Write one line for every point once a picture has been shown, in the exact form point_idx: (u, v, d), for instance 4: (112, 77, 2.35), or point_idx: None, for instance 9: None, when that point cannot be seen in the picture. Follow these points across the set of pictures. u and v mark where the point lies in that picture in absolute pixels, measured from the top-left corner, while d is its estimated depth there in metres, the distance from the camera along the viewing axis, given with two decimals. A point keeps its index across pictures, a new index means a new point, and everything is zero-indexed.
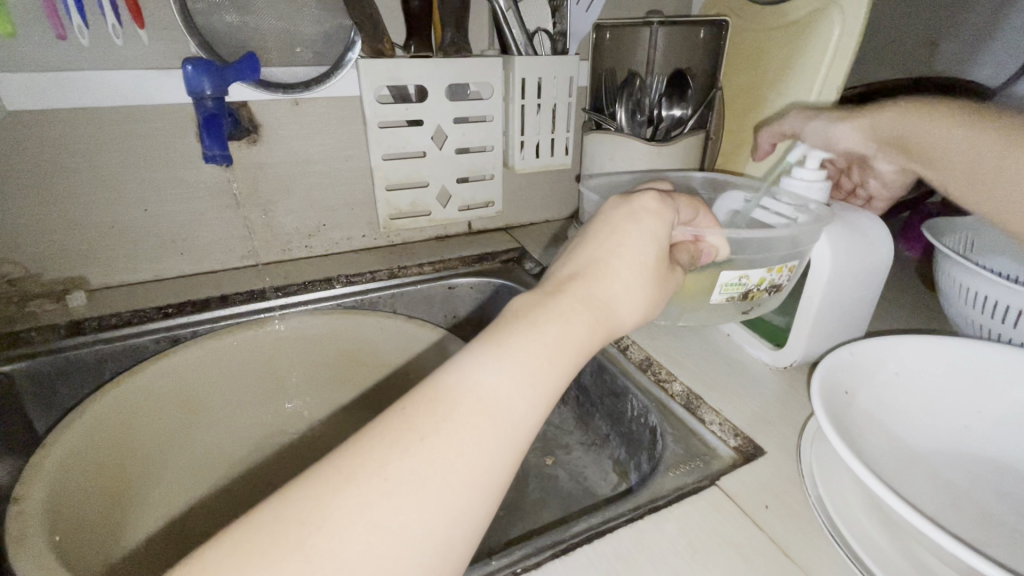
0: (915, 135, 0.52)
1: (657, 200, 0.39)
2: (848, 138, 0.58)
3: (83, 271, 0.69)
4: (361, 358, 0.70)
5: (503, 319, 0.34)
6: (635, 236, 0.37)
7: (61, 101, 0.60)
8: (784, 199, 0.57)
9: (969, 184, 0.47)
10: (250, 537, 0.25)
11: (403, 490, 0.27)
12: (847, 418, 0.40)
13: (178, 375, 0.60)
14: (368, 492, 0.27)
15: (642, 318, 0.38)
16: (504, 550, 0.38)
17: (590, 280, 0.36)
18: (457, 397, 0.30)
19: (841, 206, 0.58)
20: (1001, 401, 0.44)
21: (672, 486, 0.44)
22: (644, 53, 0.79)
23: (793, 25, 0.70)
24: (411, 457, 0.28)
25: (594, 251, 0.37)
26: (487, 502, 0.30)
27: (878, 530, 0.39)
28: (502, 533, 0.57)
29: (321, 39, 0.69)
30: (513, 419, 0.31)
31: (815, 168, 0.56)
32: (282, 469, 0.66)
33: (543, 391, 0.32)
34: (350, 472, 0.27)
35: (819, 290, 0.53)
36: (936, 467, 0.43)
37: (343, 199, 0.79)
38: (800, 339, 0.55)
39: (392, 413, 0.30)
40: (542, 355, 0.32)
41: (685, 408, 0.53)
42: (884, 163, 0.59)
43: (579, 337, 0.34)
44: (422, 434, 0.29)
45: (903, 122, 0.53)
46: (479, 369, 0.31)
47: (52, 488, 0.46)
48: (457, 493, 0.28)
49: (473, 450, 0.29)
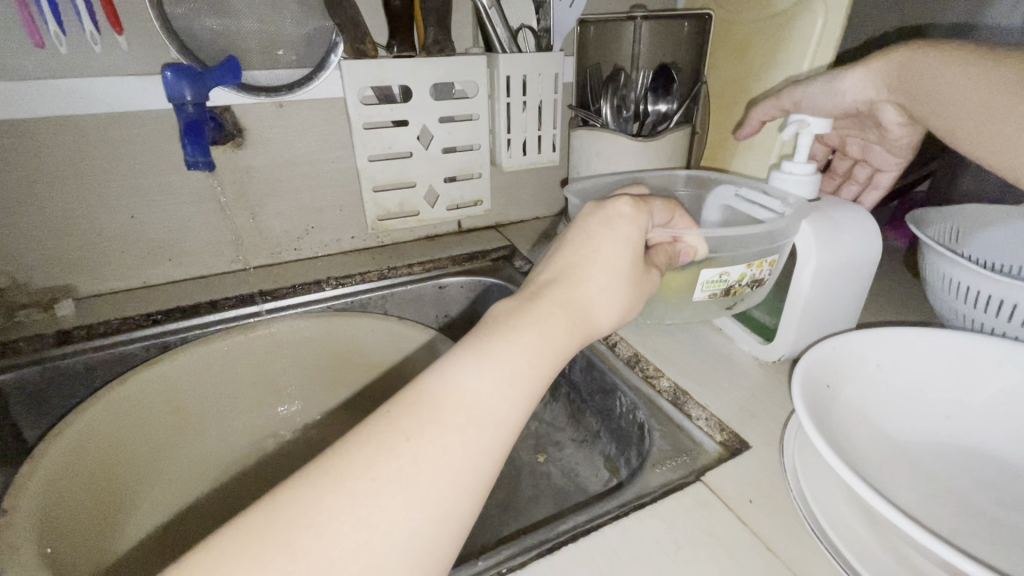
0: (925, 78, 0.50)
1: (630, 205, 0.39)
2: (856, 87, 0.56)
3: (70, 280, 0.69)
4: (351, 359, 0.70)
5: (483, 324, 0.35)
6: (610, 241, 0.38)
7: (40, 110, 0.60)
8: (772, 193, 0.58)
9: (976, 132, 0.46)
10: (238, 539, 0.25)
11: (391, 489, 0.28)
12: (830, 412, 0.40)
13: (168, 381, 0.60)
14: (355, 493, 0.27)
15: (620, 320, 0.39)
16: (491, 550, 0.39)
17: (567, 285, 0.36)
18: (440, 400, 0.31)
19: (828, 200, 0.58)
20: (985, 391, 0.44)
21: (659, 482, 0.44)
22: (629, 46, 0.76)
23: (776, 17, 0.69)
24: (396, 458, 0.28)
25: (570, 257, 0.37)
26: (472, 501, 0.30)
27: (862, 524, 0.39)
28: (495, 531, 0.57)
29: (304, 40, 0.68)
30: (497, 421, 0.31)
31: (804, 161, 0.56)
32: (276, 471, 0.66)
33: (526, 392, 0.32)
34: (338, 472, 0.28)
35: (807, 281, 0.53)
36: (919, 459, 0.43)
37: (331, 201, 0.78)
38: (789, 334, 0.55)
39: (378, 414, 0.30)
40: (522, 357, 0.33)
41: (672, 404, 0.53)
42: (891, 114, 0.57)
43: (558, 340, 0.34)
44: (407, 434, 0.29)
45: (915, 70, 0.51)
46: (461, 372, 0.32)
47: (42, 499, 0.46)
48: (443, 490, 0.29)
49: (457, 449, 0.29)
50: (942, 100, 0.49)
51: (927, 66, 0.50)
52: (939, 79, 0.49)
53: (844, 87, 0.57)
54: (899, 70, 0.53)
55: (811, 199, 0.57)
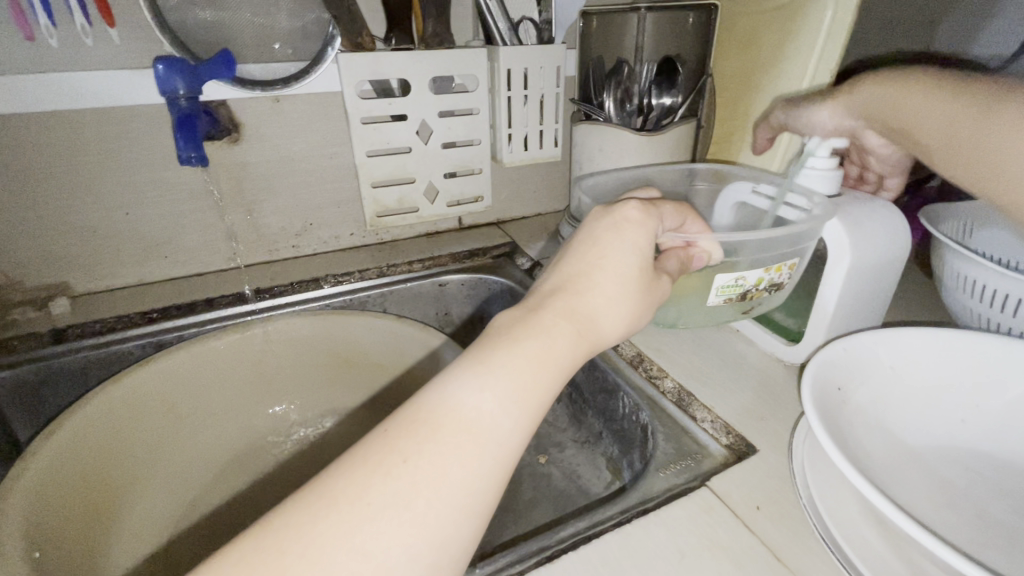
0: (900, 110, 0.47)
1: (639, 209, 0.38)
2: (831, 118, 0.56)
3: (64, 278, 0.68)
4: (349, 359, 0.69)
5: (486, 335, 0.33)
6: (618, 248, 0.36)
7: (31, 104, 0.58)
8: (798, 189, 0.55)
9: (950, 154, 0.42)
10: (228, 568, 0.24)
11: (387, 515, 0.26)
12: (841, 419, 0.39)
13: (163, 383, 0.59)
14: (350, 518, 0.26)
15: (628, 331, 0.37)
16: (488, 557, 0.37)
17: (572, 294, 0.35)
18: (439, 417, 0.29)
19: (852, 194, 0.56)
20: (1003, 394, 0.42)
21: (664, 487, 0.43)
22: (632, 39, 0.78)
23: (779, 11, 0.67)
24: (393, 480, 0.27)
25: (576, 264, 0.36)
26: (474, 524, 0.28)
27: (874, 534, 0.37)
28: (495, 534, 0.56)
29: (300, 33, 0.67)
30: (499, 438, 0.29)
31: (826, 155, 0.54)
32: (273, 472, 0.65)
33: (529, 407, 0.31)
34: (333, 497, 0.26)
35: (838, 282, 0.51)
36: (932, 465, 0.41)
37: (329, 197, 0.77)
38: (817, 335, 0.54)
39: (375, 433, 0.29)
40: (525, 370, 0.31)
41: (677, 406, 0.51)
42: (873, 139, 0.55)
43: (563, 353, 0.33)
44: (404, 455, 0.28)
45: (887, 101, 0.48)
46: (461, 388, 0.30)
47: (31, 502, 0.45)
48: (442, 514, 0.27)
49: (457, 469, 0.28)
50: (916, 128, 0.45)
51: (900, 96, 0.47)
52: (914, 108, 0.45)
53: (820, 118, 0.57)
54: (874, 101, 0.50)
55: (833, 195, 0.55)
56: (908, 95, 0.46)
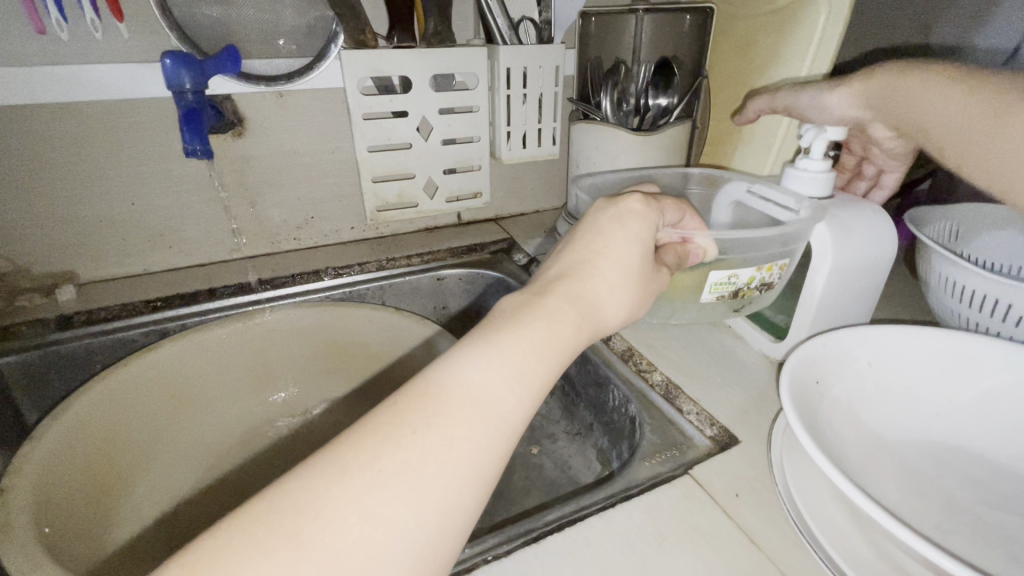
0: (912, 104, 0.49)
1: (641, 201, 0.40)
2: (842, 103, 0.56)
3: (71, 266, 0.69)
4: (349, 350, 0.71)
5: (491, 318, 0.35)
6: (620, 237, 0.38)
7: (42, 96, 0.60)
8: (786, 190, 0.57)
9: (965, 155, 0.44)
10: (241, 527, 0.26)
11: (396, 482, 0.28)
12: (821, 410, 0.40)
13: (167, 368, 0.61)
14: (360, 484, 0.27)
15: (628, 318, 0.38)
16: (477, 538, 0.39)
17: (575, 280, 0.36)
18: (446, 393, 0.31)
19: (843, 199, 0.57)
20: (975, 389, 0.44)
21: (649, 475, 0.44)
22: (631, 39, 0.75)
23: (776, 13, 0.68)
24: (402, 450, 0.29)
25: (581, 252, 0.37)
26: (477, 497, 0.30)
27: (846, 520, 0.39)
28: (487, 520, 0.58)
29: (305, 29, 0.68)
30: (502, 414, 0.31)
31: (820, 159, 0.56)
32: (271, 459, 0.67)
33: (532, 387, 0.32)
34: (343, 464, 0.28)
35: (820, 282, 0.53)
36: (906, 457, 0.43)
37: (330, 191, 0.79)
38: (801, 333, 0.55)
39: (383, 408, 0.31)
40: (528, 351, 0.33)
41: (665, 398, 0.53)
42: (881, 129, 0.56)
43: (565, 335, 0.34)
44: (413, 428, 0.29)
45: (898, 94, 0.50)
46: (467, 366, 0.32)
47: (42, 478, 0.47)
48: (448, 484, 0.29)
49: (462, 442, 0.30)
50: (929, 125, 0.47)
51: (911, 92, 0.49)
52: (925, 102, 0.47)
53: (830, 103, 0.57)
54: (884, 92, 0.51)
55: (825, 198, 0.57)
56: (918, 91, 0.48)
